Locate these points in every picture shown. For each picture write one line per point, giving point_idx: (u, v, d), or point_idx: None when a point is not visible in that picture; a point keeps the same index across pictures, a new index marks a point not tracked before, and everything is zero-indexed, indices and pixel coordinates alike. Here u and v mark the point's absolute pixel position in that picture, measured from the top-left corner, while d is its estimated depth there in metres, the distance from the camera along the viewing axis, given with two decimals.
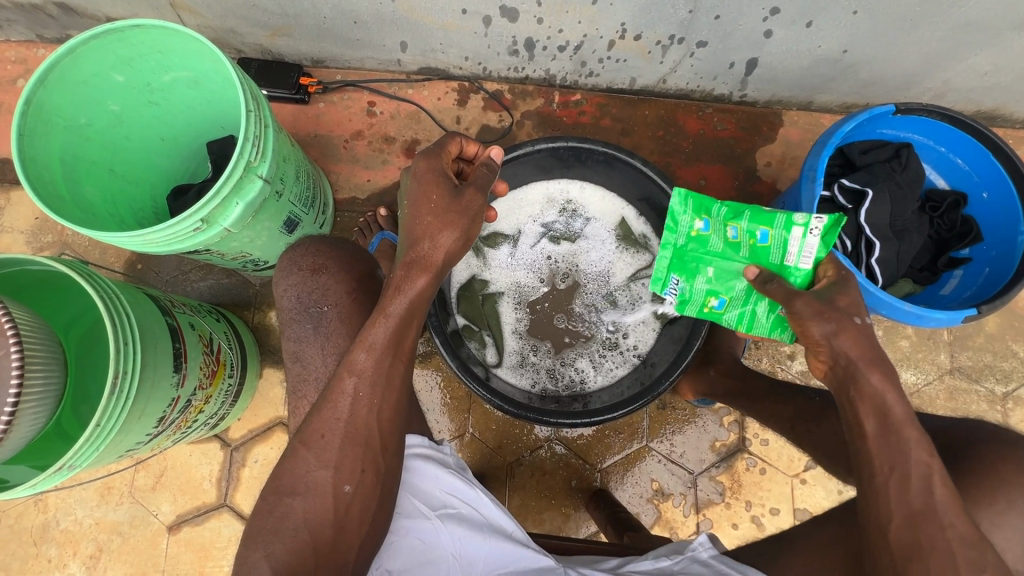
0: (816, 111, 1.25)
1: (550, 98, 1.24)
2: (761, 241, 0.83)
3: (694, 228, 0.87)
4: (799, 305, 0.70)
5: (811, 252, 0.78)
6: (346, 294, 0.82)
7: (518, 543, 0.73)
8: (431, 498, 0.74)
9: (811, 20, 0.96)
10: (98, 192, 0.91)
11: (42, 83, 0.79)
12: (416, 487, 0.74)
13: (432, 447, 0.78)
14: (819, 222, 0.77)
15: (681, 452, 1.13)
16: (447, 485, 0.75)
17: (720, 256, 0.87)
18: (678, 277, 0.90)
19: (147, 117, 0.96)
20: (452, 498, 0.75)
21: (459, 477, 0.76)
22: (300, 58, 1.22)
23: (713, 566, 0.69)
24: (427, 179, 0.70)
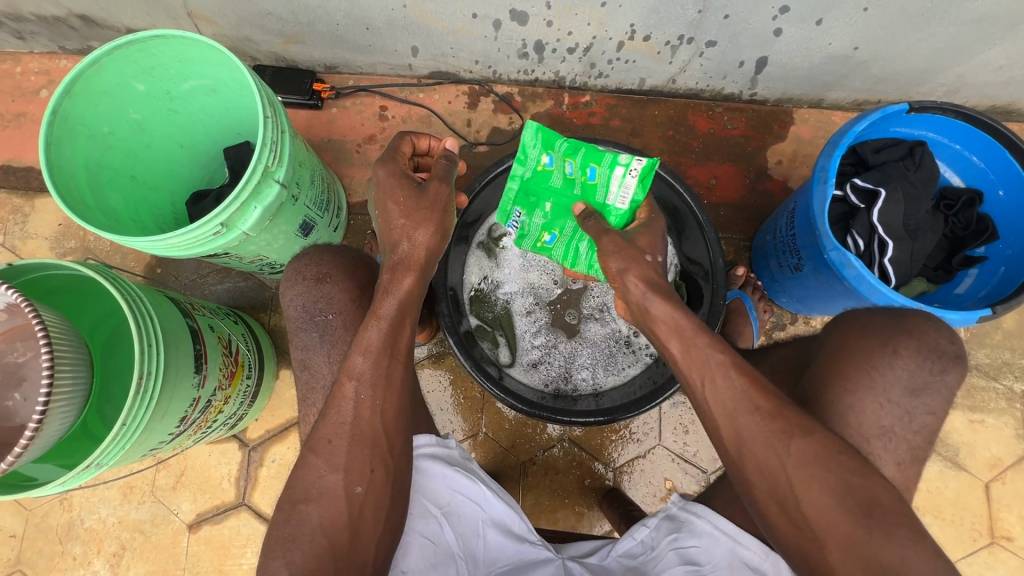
0: (827, 108, 1.24)
1: (559, 100, 1.25)
2: (590, 180, 0.84)
3: (540, 162, 0.85)
4: (607, 239, 0.76)
5: (628, 194, 0.82)
6: (351, 302, 0.83)
7: (517, 537, 0.74)
8: (438, 495, 0.75)
9: (821, 18, 0.96)
10: (119, 198, 0.93)
11: (67, 93, 0.81)
12: (422, 483, 0.74)
13: (437, 444, 0.77)
14: (638, 165, 0.81)
15: (694, 451, 1.13)
16: (453, 483, 0.75)
17: (557, 192, 0.87)
18: (520, 211, 0.89)
19: (165, 124, 0.98)
20: (457, 496, 0.75)
21: (465, 473, 0.76)
22: (313, 64, 1.24)
23: (677, 515, 0.75)
24: (387, 181, 0.74)
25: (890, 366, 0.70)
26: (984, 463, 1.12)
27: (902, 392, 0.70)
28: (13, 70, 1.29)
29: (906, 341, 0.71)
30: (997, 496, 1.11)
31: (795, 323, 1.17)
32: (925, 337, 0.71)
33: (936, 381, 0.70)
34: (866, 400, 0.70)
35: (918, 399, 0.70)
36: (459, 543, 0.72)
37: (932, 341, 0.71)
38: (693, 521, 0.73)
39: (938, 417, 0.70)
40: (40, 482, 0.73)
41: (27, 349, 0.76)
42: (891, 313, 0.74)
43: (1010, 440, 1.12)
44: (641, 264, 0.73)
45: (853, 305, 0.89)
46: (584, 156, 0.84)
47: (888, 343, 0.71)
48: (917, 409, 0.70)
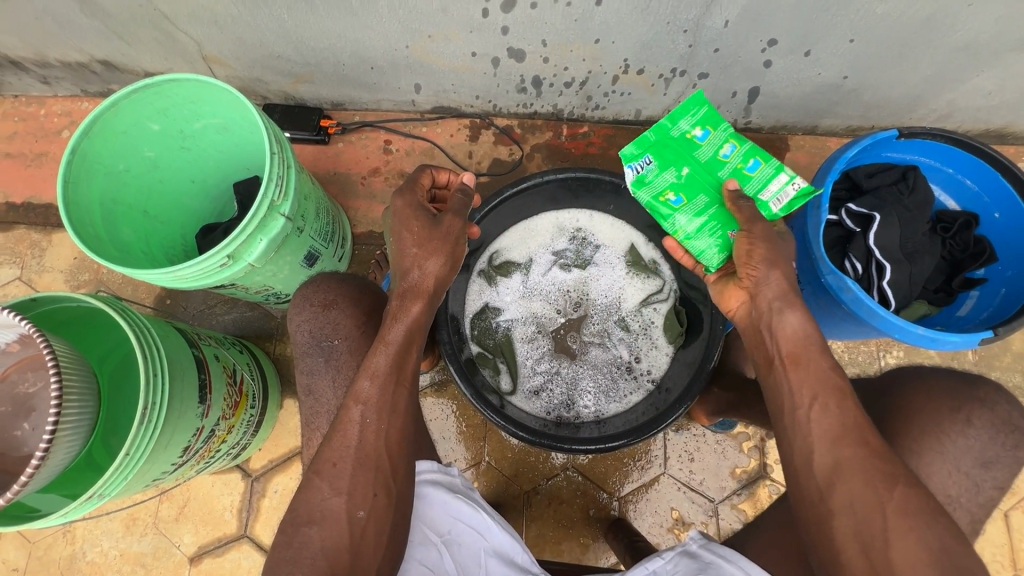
0: (822, 135, 1.27)
1: (558, 131, 1.29)
2: (748, 169, 0.83)
3: (690, 132, 0.85)
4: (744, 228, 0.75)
5: (785, 198, 0.80)
6: (354, 328, 0.84)
7: (519, 568, 0.73)
8: (439, 523, 0.74)
9: (809, 49, 0.99)
10: (132, 232, 0.97)
11: (86, 133, 0.85)
12: (422, 511, 0.74)
13: (440, 471, 0.77)
14: (802, 181, 0.80)
15: (701, 480, 1.11)
16: (454, 511, 0.74)
17: (703, 164, 0.84)
18: (651, 160, 0.85)
19: (178, 162, 1.02)
20: (459, 524, 0.74)
21: (467, 501, 0.75)
22: (320, 102, 1.29)
23: (698, 553, 0.71)
24: (405, 210, 0.76)
25: (962, 435, 0.69)
26: None
27: (972, 462, 0.69)
28: (37, 113, 1.35)
29: (978, 411, 0.69)
30: (1017, 525, 1.07)
31: None
32: (997, 409, 0.69)
33: (1008, 456, 0.69)
34: None
35: (988, 472, 0.69)
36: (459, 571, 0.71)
37: (1003, 413, 0.70)
38: (720, 564, 0.69)
39: (1005, 492, 0.69)
40: (42, 513, 0.74)
41: (38, 379, 0.79)
42: (958, 378, 0.73)
43: None
44: (784, 268, 0.71)
45: (853, 328, 0.89)
46: (749, 148, 0.84)
47: (960, 410, 0.70)
48: (986, 482, 0.69)
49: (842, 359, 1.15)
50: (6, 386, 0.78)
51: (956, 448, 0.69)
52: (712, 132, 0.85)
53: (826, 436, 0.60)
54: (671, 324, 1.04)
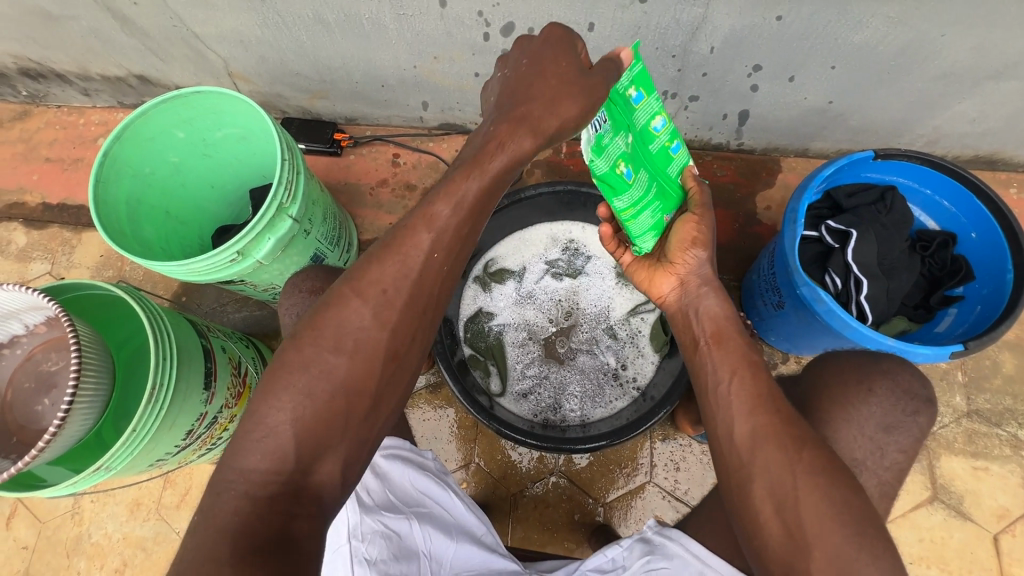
0: (813, 157, 1.31)
1: (557, 148, 1.35)
2: (671, 150, 0.80)
3: (632, 91, 0.71)
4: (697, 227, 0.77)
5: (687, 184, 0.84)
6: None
7: (487, 548, 0.73)
8: (403, 493, 0.72)
9: (793, 75, 1.04)
10: (153, 230, 1.05)
11: (118, 138, 0.94)
12: (392, 484, 0.72)
13: (413, 451, 0.77)
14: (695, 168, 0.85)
15: (685, 489, 1.12)
16: (419, 484, 0.74)
17: (641, 135, 0.75)
18: (607, 118, 0.67)
19: (200, 167, 1.11)
20: (423, 498, 0.73)
21: (437, 481, 0.76)
22: (335, 117, 1.38)
23: (651, 538, 0.73)
24: (556, 46, 0.61)
25: (863, 403, 0.70)
26: (991, 514, 1.08)
27: (875, 428, 0.70)
28: (77, 122, 1.46)
29: (880, 380, 0.71)
30: (1006, 550, 1.06)
31: (786, 362, 1.18)
32: (898, 378, 0.71)
33: None
34: (845, 431, 0.70)
35: (890, 436, 0.70)
36: (426, 543, 0.69)
37: (920, 393, 0.71)
38: (666, 544, 0.72)
39: (907, 455, 0.70)
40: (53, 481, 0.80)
41: (60, 359, 0.86)
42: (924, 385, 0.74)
43: (1018, 490, 1.08)
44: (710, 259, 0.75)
45: (831, 341, 0.91)
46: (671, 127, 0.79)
47: (864, 381, 0.71)
48: (889, 446, 0.70)
49: None
50: (31, 365, 0.86)
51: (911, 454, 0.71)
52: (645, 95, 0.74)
53: (789, 418, 0.59)
54: (657, 333, 1.07)
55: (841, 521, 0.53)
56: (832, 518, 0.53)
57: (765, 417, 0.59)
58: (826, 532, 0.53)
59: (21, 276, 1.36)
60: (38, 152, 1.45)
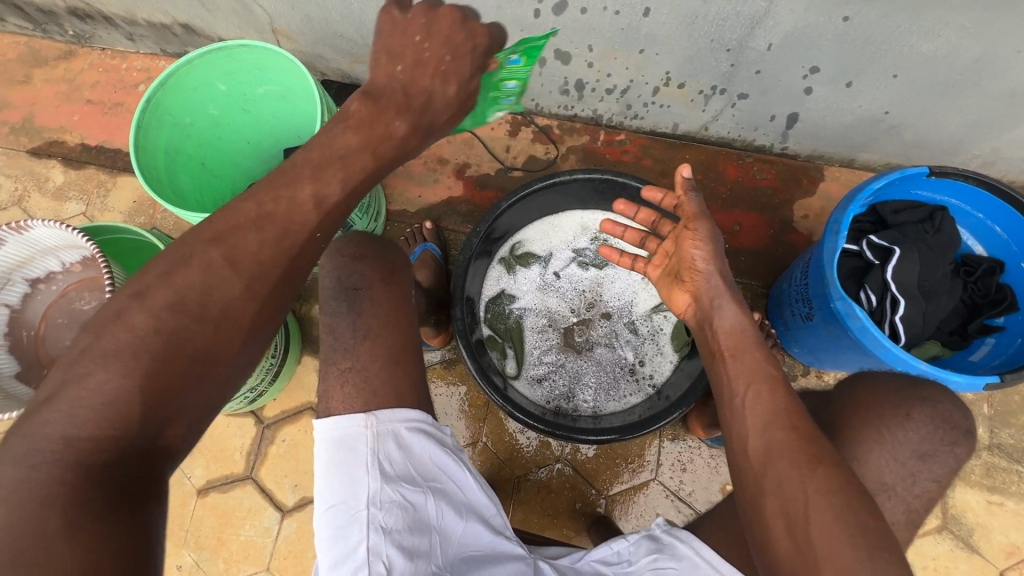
0: (859, 169, 1.27)
1: (595, 135, 1.33)
2: (503, 107, 0.86)
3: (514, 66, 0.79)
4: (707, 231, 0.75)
5: None
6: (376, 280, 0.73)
7: (494, 529, 0.70)
8: (420, 466, 0.66)
9: (851, 80, 0.99)
10: (189, 180, 1.05)
11: (163, 85, 0.95)
12: (412, 457, 0.66)
13: (432, 424, 0.69)
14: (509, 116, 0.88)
15: (690, 491, 1.12)
16: (438, 458, 0.68)
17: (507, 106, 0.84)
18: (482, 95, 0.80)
19: (238, 123, 1.11)
20: (440, 472, 0.68)
21: (455, 458, 0.70)
22: None
23: (659, 536, 0.73)
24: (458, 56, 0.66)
25: (900, 427, 0.68)
26: (1000, 549, 1.06)
27: (909, 453, 0.68)
28: (120, 66, 1.47)
29: (919, 406, 0.69)
30: None
31: (807, 375, 1.16)
32: (938, 406, 0.69)
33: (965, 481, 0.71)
34: (869, 454, 0.68)
35: (924, 464, 0.68)
36: (438, 517, 0.65)
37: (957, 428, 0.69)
38: (675, 545, 0.71)
39: (941, 485, 0.68)
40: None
41: (92, 298, 0.89)
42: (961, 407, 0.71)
43: None
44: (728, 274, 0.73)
45: (860, 359, 0.89)
46: (519, 94, 0.85)
47: (901, 405, 0.69)
48: (921, 473, 0.68)
49: None
50: (65, 302, 0.88)
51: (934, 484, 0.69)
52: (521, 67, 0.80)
53: (806, 433, 0.58)
54: (678, 333, 1.06)
55: (855, 544, 0.52)
56: (845, 540, 0.52)
57: (787, 430, 0.58)
58: (839, 553, 0.52)
59: (57, 214, 1.39)
60: (80, 93, 1.46)
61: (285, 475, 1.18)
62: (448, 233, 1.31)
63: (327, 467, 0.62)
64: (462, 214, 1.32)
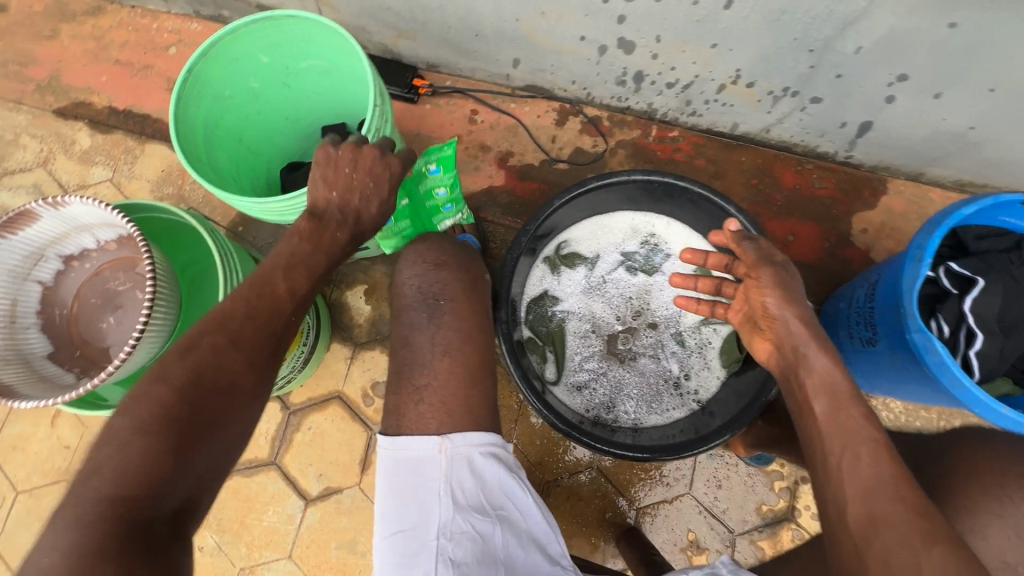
0: (925, 184, 1.20)
1: (647, 130, 1.27)
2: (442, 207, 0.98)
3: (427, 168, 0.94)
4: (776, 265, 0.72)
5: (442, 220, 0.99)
6: (462, 292, 0.74)
7: (552, 559, 0.65)
8: (489, 493, 0.65)
9: (940, 91, 0.92)
10: (226, 157, 1.00)
11: (204, 56, 0.89)
12: (482, 483, 0.64)
13: (503, 446, 0.68)
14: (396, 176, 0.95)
15: (724, 508, 1.09)
16: (506, 486, 0.66)
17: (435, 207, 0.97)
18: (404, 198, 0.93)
19: (278, 97, 1.06)
20: (508, 501, 0.65)
21: (522, 483, 0.67)
22: (417, 61, 1.30)
23: None
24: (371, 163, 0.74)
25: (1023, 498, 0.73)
26: None
27: None
28: (150, 26, 1.40)
29: None
30: None
31: None
32: None
33: None
34: None
35: None
36: (505, 550, 0.62)
37: None
38: None
39: None
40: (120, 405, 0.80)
41: (127, 279, 0.86)
42: None
43: None
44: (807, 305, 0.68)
45: (929, 392, 0.85)
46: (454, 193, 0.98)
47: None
48: None
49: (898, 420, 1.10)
50: (99, 281, 0.85)
51: None
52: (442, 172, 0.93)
53: (894, 486, 0.54)
54: (729, 349, 1.01)
55: None
56: None
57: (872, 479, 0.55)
58: None
59: (82, 179, 1.34)
60: (108, 52, 1.40)
61: (309, 463, 1.16)
62: (486, 225, 1.26)
63: (397, 488, 0.64)
64: (503, 205, 1.26)
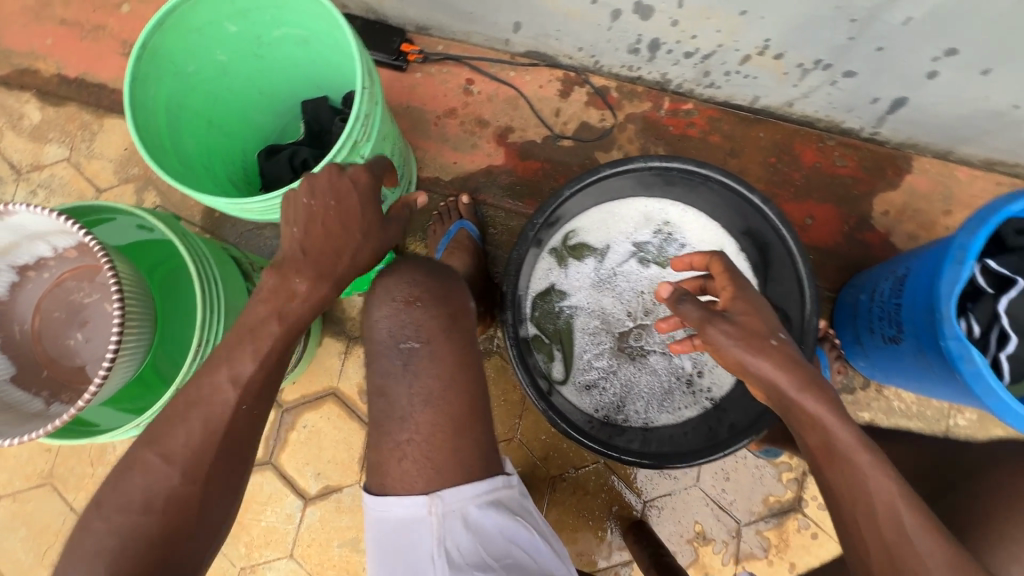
0: (952, 162, 1.13)
1: (659, 103, 1.17)
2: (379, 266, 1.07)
3: None
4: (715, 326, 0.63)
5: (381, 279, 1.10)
6: (441, 331, 0.65)
7: None
8: (491, 545, 0.60)
9: (990, 68, 0.84)
10: (196, 142, 0.89)
11: (159, 27, 0.77)
12: (479, 535, 0.60)
13: (505, 487, 0.64)
14: None
15: (731, 500, 1.08)
16: (508, 532, 0.62)
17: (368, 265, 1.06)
18: None
19: (250, 71, 0.94)
20: (513, 547, 0.62)
21: (525, 524, 0.64)
22: (405, 22, 1.17)
23: None
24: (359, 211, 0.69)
25: None
26: None
27: None
28: None
29: None
30: None
31: (866, 389, 1.09)
32: None
33: None
34: None
35: None
36: None
37: None
38: None
39: None
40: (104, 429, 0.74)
41: (95, 290, 0.78)
42: None
43: None
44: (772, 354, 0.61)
45: (950, 394, 0.82)
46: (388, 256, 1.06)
47: None
48: None
49: (909, 410, 1.08)
50: (61, 292, 0.76)
51: None
52: None
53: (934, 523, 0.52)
54: None
55: None
56: None
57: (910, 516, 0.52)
58: None
59: (35, 159, 1.22)
60: (52, 11, 1.24)
61: (307, 462, 1.12)
62: (485, 208, 1.17)
63: (387, 553, 0.60)
64: (503, 187, 1.17)
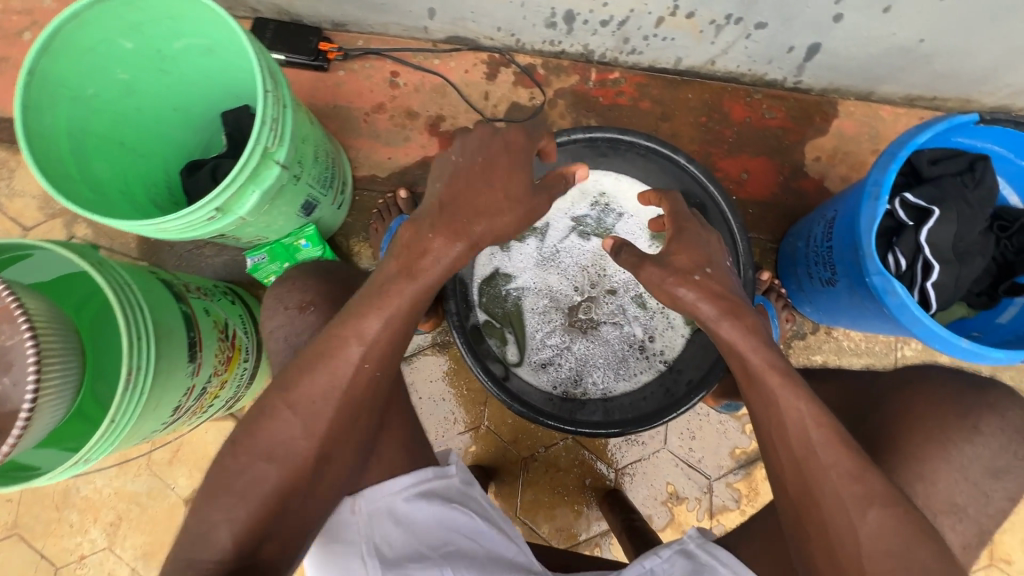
0: (876, 102, 1.15)
1: (586, 75, 1.16)
2: None
3: (296, 242, 1.01)
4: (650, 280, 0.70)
5: None
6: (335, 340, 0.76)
7: (517, 567, 0.70)
8: (425, 533, 0.68)
9: (889, 5, 0.85)
10: (108, 167, 0.86)
11: (46, 50, 0.74)
12: (413, 525, 0.68)
13: (433, 479, 0.73)
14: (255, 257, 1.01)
15: (700, 457, 1.10)
16: (444, 519, 0.70)
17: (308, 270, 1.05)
18: (265, 255, 1.01)
19: (158, 86, 0.91)
20: (453, 533, 0.69)
21: (461, 509, 0.72)
22: (320, 20, 1.15)
23: (694, 553, 0.69)
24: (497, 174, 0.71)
25: (969, 442, 0.69)
26: None
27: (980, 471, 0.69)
28: None
29: (988, 417, 0.70)
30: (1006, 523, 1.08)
31: (816, 333, 1.12)
32: (1009, 417, 0.70)
33: (1015, 460, 0.69)
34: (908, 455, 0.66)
35: (998, 482, 0.68)
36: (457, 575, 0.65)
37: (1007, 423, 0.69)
38: (714, 566, 0.68)
39: (1015, 502, 0.69)
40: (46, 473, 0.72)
41: None
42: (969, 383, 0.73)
43: None
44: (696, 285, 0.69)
45: (885, 327, 0.84)
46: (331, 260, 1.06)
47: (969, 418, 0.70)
48: (996, 493, 0.68)
49: (858, 347, 1.11)
50: None
51: (961, 454, 0.69)
52: (314, 245, 1.02)
53: None
54: None
55: None
56: None
57: None
58: None
59: None
60: None
61: None
62: None
63: (330, 559, 0.66)
64: None
